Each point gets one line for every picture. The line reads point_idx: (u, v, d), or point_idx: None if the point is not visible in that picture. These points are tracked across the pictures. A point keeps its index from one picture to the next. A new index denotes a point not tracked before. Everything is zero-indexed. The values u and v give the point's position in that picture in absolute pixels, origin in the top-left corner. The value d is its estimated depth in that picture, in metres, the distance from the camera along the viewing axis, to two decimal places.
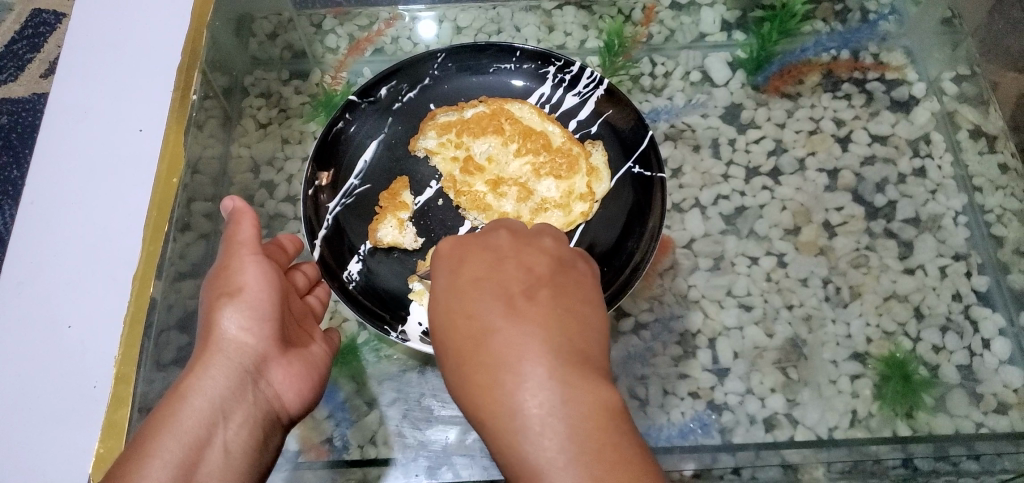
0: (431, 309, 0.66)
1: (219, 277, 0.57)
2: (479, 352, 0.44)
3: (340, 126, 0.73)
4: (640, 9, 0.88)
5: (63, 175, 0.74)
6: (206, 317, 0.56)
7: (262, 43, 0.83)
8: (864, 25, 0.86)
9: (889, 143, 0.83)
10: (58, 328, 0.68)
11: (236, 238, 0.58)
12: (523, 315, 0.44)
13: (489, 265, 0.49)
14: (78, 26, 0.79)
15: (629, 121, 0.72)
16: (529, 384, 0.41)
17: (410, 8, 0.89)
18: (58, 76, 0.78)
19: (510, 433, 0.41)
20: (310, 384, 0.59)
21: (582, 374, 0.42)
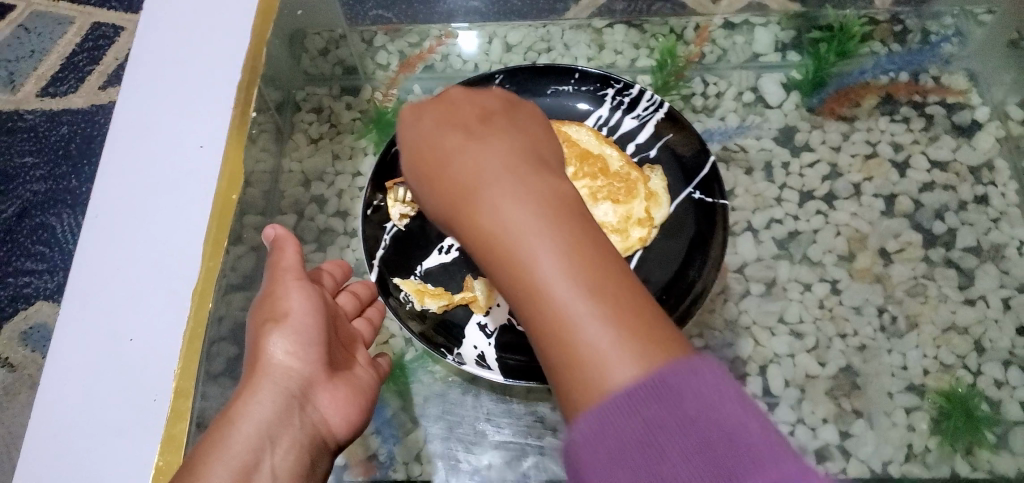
0: (487, 334, 0.67)
1: (264, 302, 0.58)
2: (499, 253, 0.42)
3: (399, 146, 0.73)
4: (692, 28, 0.87)
5: (127, 188, 0.76)
6: (254, 342, 0.57)
7: (314, 59, 0.84)
8: (925, 47, 0.84)
9: (949, 170, 0.81)
10: (119, 340, 0.69)
11: (279, 265, 0.59)
12: (466, 205, 0.45)
13: (450, 144, 0.48)
14: (144, 43, 0.82)
15: (691, 147, 0.71)
16: (513, 216, 0.42)
17: (459, 27, 0.89)
18: (123, 91, 0.80)
19: (516, 276, 0.41)
20: (359, 407, 0.59)
21: (513, 229, 0.42)
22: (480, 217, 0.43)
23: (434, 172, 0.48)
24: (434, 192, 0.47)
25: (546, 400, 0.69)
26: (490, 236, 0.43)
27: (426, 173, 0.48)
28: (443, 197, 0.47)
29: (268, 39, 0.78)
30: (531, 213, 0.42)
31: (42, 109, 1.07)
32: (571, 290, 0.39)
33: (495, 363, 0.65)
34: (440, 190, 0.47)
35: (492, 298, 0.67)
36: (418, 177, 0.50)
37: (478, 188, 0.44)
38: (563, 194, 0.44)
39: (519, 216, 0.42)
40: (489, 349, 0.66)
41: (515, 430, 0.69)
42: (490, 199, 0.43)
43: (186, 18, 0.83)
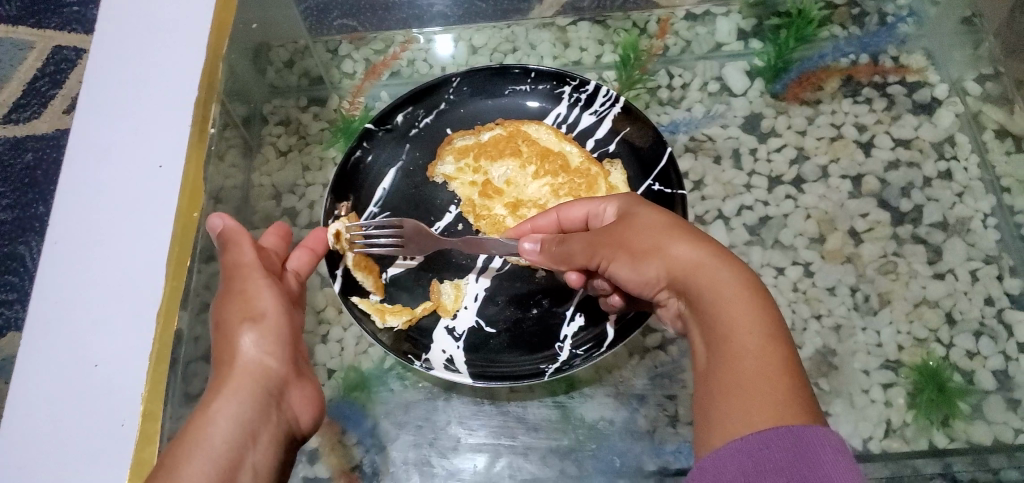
0: (455, 337, 0.67)
1: (230, 300, 0.57)
2: (709, 294, 0.47)
3: (357, 155, 0.72)
4: (654, 21, 0.88)
5: (86, 212, 0.75)
6: (223, 342, 0.56)
7: (279, 71, 0.83)
8: (883, 28, 0.85)
9: (913, 147, 0.82)
10: (85, 366, 0.69)
11: (239, 260, 0.58)
12: (677, 256, 0.50)
13: (637, 213, 0.55)
14: (97, 65, 0.81)
15: (647, 140, 0.72)
16: (707, 261, 0.49)
17: (428, 30, 0.90)
18: (77, 114, 0.79)
19: (710, 313, 0.47)
20: (319, 404, 0.61)
21: (706, 273, 0.48)
22: (693, 273, 0.49)
23: (620, 229, 0.55)
24: (621, 251, 0.54)
25: (523, 399, 0.70)
26: (693, 278, 0.49)
27: (608, 232, 0.55)
28: (624, 253, 0.53)
29: (222, 53, 0.75)
30: (722, 264, 0.49)
31: (6, 137, 1.06)
32: (753, 326, 0.44)
33: (464, 367, 0.65)
34: (620, 246, 0.54)
35: (458, 301, 0.68)
36: (589, 245, 0.56)
37: (705, 248, 0.50)
38: (720, 254, 0.50)
39: (718, 271, 0.48)
40: (458, 352, 0.66)
41: (489, 431, 0.69)
42: (685, 251, 0.50)
43: (144, 38, 0.82)
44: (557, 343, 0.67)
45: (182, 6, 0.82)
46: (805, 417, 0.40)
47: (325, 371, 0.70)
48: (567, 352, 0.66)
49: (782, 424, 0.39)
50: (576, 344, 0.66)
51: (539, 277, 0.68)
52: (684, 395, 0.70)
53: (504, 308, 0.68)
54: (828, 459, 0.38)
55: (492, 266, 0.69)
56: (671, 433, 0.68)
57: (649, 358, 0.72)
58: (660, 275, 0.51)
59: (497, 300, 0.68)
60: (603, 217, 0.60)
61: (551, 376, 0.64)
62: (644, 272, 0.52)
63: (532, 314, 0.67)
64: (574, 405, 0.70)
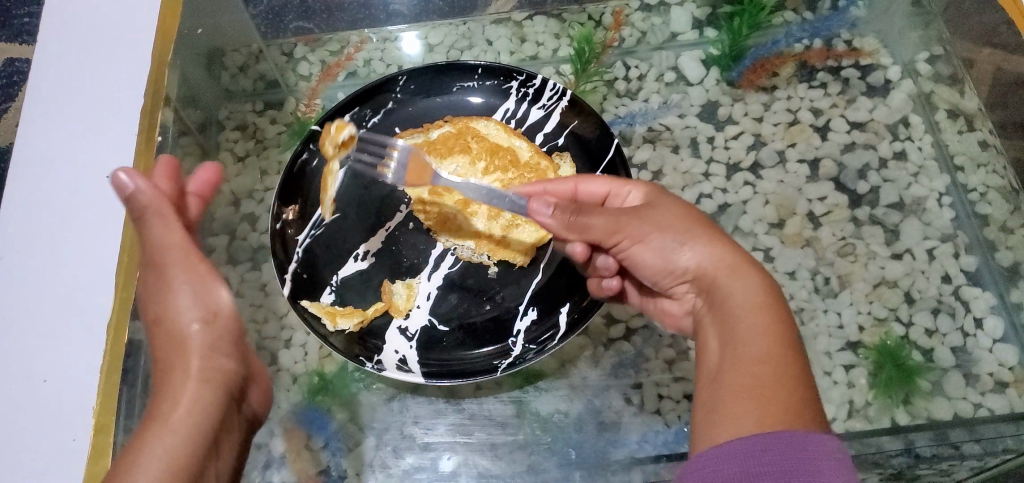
0: (408, 337, 0.67)
1: (170, 294, 0.53)
2: (733, 299, 0.53)
3: (304, 157, 0.71)
4: (609, 14, 0.89)
5: (30, 227, 0.74)
6: (166, 341, 0.53)
7: (234, 75, 0.83)
8: (834, 13, 0.86)
9: (868, 130, 0.83)
10: (33, 382, 0.68)
11: (161, 243, 0.53)
12: (702, 249, 0.56)
13: (664, 199, 0.60)
14: (38, 80, 0.80)
15: (593, 131, 0.72)
16: (733, 266, 0.54)
17: (397, 29, 0.89)
18: (20, 130, 0.78)
19: (734, 311, 0.52)
20: (255, 390, 0.60)
21: (737, 274, 0.54)
22: (721, 273, 0.54)
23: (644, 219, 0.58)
24: (641, 245, 0.58)
25: (479, 396, 0.71)
26: (728, 277, 0.54)
27: (630, 216, 0.58)
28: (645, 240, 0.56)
29: (169, 63, 0.78)
30: (744, 268, 0.54)
31: None
32: (767, 330, 0.50)
33: (416, 366, 0.65)
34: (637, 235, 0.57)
35: (411, 300, 0.68)
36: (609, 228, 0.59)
37: (730, 249, 0.56)
38: (749, 262, 0.55)
39: (732, 276, 0.54)
40: (411, 352, 0.66)
41: (448, 427, 0.70)
42: (703, 255, 0.56)
43: (90, 48, 0.82)
44: (510, 338, 0.67)
45: (127, 17, 0.83)
46: (811, 426, 0.44)
47: (288, 376, 0.70)
48: (520, 347, 0.66)
49: (791, 428, 0.43)
50: (529, 338, 0.67)
51: (492, 273, 0.69)
52: (648, 384, 0.71)
53: (456, 305, 0.68)
54: (827, 466, 0.42)
55: (444, 264, 0.69)
56: (635, 422, 0.69)
57: (614, 349, 0.73)
58: (686, 269, 0.56)
59: (450, 299, 0.68)
60: (626, 198, 0.63)
61: (505, 371, 0.64)
62: (668, 262, 0.57)
63: (485, 310, 0.68)
64: (530, 399, 0.71)
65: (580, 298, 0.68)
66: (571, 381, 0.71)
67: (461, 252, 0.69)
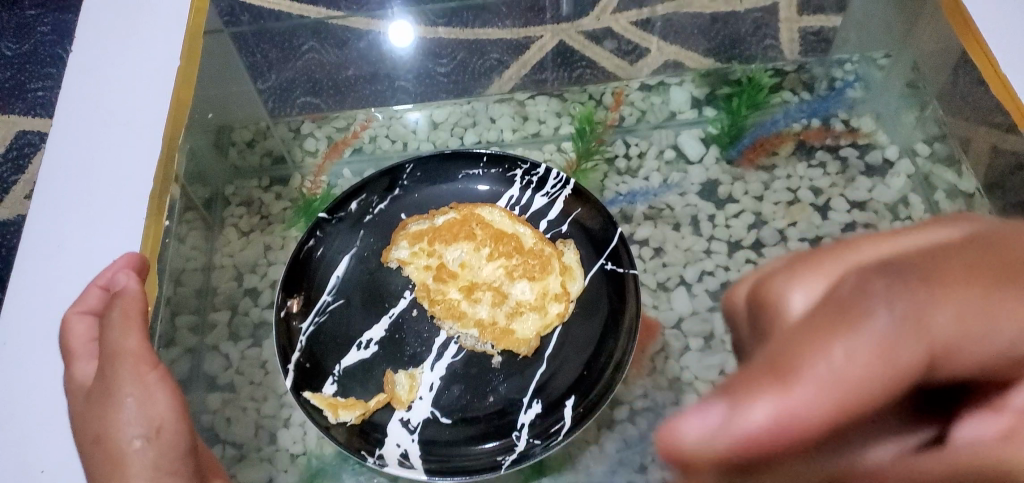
0: (410, 430, 0.65)
1: (118, 409, 0.60)
2: None
3: (311, 244, 0.73)
4: (609, 94, 0.91)
5: (39, 308, 0.71)
6: (109, 458, 0.59)
7: (242, 152, 0.85)
8: (832, 93, 0.88)
9: (868, 209, 0.81)
10: (29, 473, 0.64)
11: (129, 349, 0.62)
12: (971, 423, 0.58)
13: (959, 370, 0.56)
14: (53, 156, 0.78)
15: (598, 219, 0.73)
16: None
17: (401, 107, 0.91)
18: (32, 211, 0.76)
19: None
20: None
21: None
22: None
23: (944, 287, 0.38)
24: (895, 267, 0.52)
25: None
26: None
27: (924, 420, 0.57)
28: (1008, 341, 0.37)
29: (178, 145, 0.78)
30: None
31: None
32: None
33: (419, 462, 0.64)
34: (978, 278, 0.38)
35: (413, 392, 0.66)
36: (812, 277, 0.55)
37: None
38: None
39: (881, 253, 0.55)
40: (413, 446, 0.65)
41: None
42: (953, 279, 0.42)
43: (97, 126, 0.80)
44: (513, 433, 0.65)
45: (140, 93, 0.81)
46: None
47: (287, 456, 0.70)
48: (524, 442, 0.64)
49: None
50: (534, 432, 0.65)
51: (495, 364, 0.67)
52: None
53: (459, 396, 0.67)
54: None
55: (447, 353, 0.68)
56: None
57: None
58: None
59: (452, 391, 0.67)
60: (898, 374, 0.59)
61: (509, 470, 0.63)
62: None
63: (488, 403, 0.66)
64: None
65: (583, 392, 0.66)
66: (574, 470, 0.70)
67: (465, 341, 0.68)
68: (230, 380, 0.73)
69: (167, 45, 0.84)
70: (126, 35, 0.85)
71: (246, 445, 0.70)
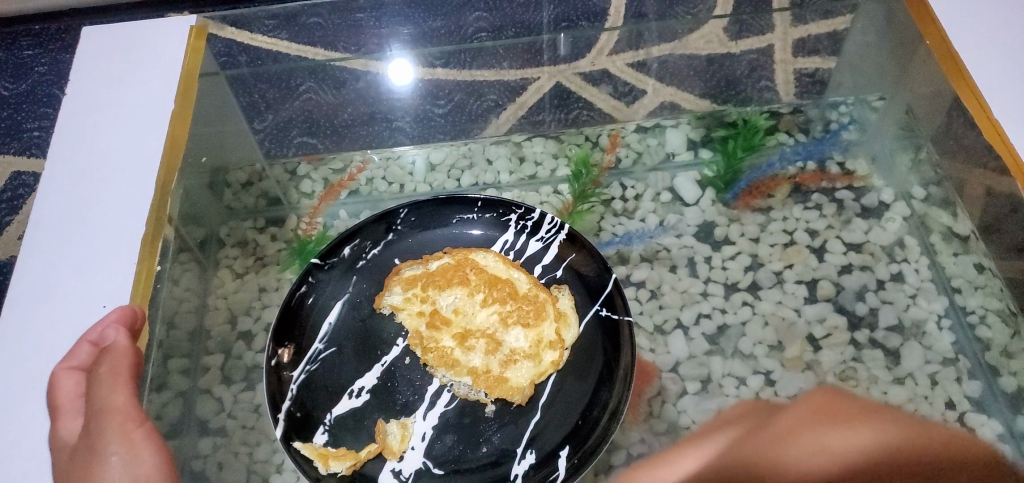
0: (402, 480, 0.64)
1: (102, 468, 0.59)
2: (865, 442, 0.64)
3: (303, 290, 0.72)
4: (605, 135, 0.91)
5: (29, 356, 0.70)
6: None
7: (237, 193, 0.85)
8: (828, 135, 0.89)
9: (864, 251, 0.83)
10: None
11: (114, 406, 0.62)
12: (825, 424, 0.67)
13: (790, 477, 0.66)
14: (46, 201, 0.78)
15: (593, 267, 0.73)
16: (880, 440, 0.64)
17: (400, 148, 0.91)
18: (24, 256, 0.75)
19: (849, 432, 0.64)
20: None
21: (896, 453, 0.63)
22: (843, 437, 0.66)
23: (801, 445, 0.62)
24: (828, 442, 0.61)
25: None
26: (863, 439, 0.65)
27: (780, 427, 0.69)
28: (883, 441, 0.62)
29: (172, 189, 0.77)
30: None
31: None
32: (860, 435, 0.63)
33: None
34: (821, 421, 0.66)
35: (405, 441, 0.65)
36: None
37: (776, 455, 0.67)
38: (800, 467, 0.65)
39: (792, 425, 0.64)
40: None
41: None
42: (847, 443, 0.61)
43: (93, 170, 0.79)
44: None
45: (134, 136, 0.81)
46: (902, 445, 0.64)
47: None
48: None
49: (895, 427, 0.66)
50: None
51: (489, 412, 0.67)
52: None
53: (453, 445, 0.66)
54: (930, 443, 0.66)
55: (441, 401, 0.67)
56: None
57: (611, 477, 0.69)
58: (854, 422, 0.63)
59: (446, 441, 0.66)
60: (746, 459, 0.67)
61: None
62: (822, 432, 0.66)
63: (482, 453, 0.65)
64: None
65: (578, 443, 0.65)
66: None
67: (460, 388, 0.68)
68: (222, 424, 0.72)
69: (164, 88, 0.84)
70: (119, 77, 0.85)
71: None
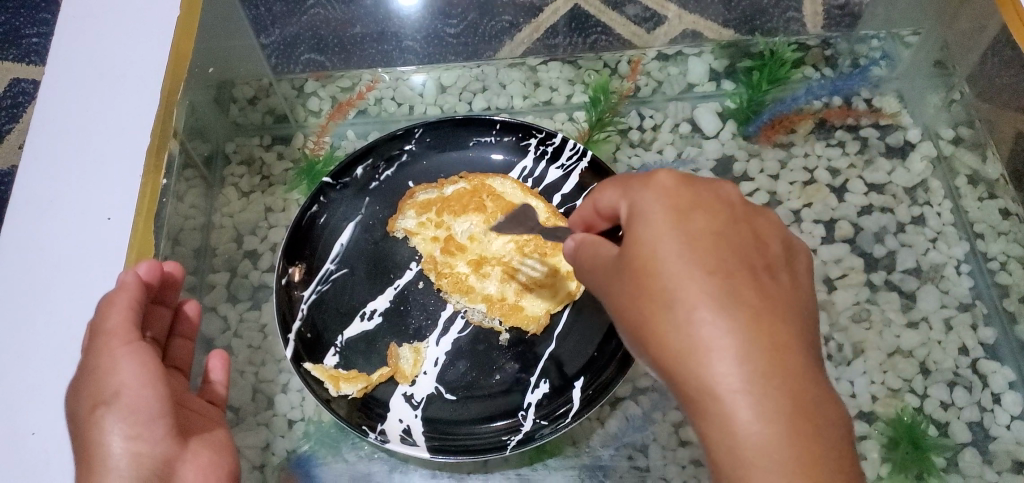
0: (413, 405, 0.65)
1: (91, 383, 0.53)
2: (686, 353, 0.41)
3: (314, 211, 0.70)
4: (626, 62, 0.87)
5: (29, 268, 0.68)
6: (84, 435, 0.53)
7: (243, 108, 0.81)
8: (856, 71, 0.84)
9: (886, 192, 0.81)
10: (20, 434, 0.63)
11: (106, 327, 0.55)
12: (751, 295, 0.42)
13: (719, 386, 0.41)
14: (43, 108, 0.74)
15: None
16: (740, 326, 0.41)
17: (407, 68, 0.88)
18: (22, 165, 0.72)
19: (683, 320, 0.42)
20: (225, 471, 0.56)
21: (773, 321, 0.41)
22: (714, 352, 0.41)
23: (708, 231, 0.44)
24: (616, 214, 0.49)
25: (484, 471, 0.68)
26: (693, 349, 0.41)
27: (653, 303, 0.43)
28: (745, 435, 0.39)
29: (177, 100, 0.73)
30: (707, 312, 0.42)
31: None
32: (737, 363, 0.40)
33: (422, 439, 0.63)
34: (756, 237, 0.46)
35: (417, 366, 0.65)
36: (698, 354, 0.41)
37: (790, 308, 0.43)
38: (788, 328, 0.42)
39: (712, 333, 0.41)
40: (415, 422, 0.64)
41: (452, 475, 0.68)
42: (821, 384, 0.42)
43: (91, 77, 0.76)
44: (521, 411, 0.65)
45: (133, 42, 0.77)
46: (762, 326, 0.41)
47: (285, 421, 0.70)
48: (530, 423, 0.64)
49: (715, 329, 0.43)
50: (540, 413, 0.65)
51: (503, 341, 0.66)
52: (655, 448, 0.69)
53: (464, 373, 0.66)
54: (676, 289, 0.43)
55: (453, 328, 0.67)
56: None
57: (620, 409, 0.70)
58: (664, 248, 0.43)
59: (458, 367, 0.66)
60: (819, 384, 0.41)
61: (514, 450, 0.63)
62: (747, 372, 0.40)
63: (495, 381, 0.65)
64: (539, 477, 0.68)
65: (593, 374, 0.65)
66: (574, 444, 0.69)
67: (473, 316, 0.67)
68: (228, 343, 0.72)
69: None
70: None
71: (243, 408, 0.68)
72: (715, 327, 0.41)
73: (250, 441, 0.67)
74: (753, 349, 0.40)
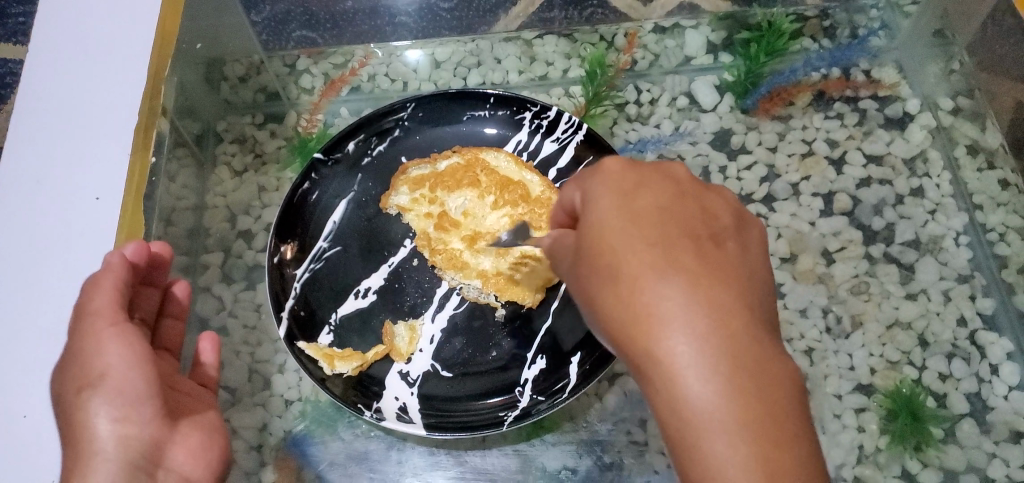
0: (409, 382, 0.64)
1: (78, 365, 0.53)
2: (639, 325, 0.39)
3: (306, 187, 0.70)
4: (621, 35, 0.86)
5: (17, 249, 0.66)
6: (72, 417, 0.52)
7: (234, 86, 0.80)
8: (854, 41, 0.84)
9: (884, 164, 0.80)
10: (13, 417, 0.62)
11: (92, 308, 0.54)
12: (692, 261, 0.40)
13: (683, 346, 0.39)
14: (26, 85, 0.72)
15: None
16: (691, 289, 0.39)
17: (401, 44, 0.87)
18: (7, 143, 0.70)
19: (638, 289, 0.40)
20: (214, 452, 0.57)
21: (723, 290, 0.39)
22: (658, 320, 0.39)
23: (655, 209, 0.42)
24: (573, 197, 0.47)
25: (482, 448, 0.68)
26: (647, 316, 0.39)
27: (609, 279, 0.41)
28: (706, 412, 0.37)
29: (165, 77, 0.72)
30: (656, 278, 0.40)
31: None
32: (693, 336, 0.38)
33: (418, 417, 0.63)
34: (704, 214, 0.43)
35: (413, 344, 0.65)
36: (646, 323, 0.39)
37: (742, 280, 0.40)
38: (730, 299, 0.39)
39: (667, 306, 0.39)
40: (411, 400, 0.64)
41: (448, 453, 0.68)
42: (781, 352, 0.40)
43: (74, 53, 0.73)
44: (517, 387, 0.65)
45: (115, 15, 0.74)
46: (716, 289, 0.39)
47: (281, 401, 0.69)
48: (527, 398, 0.64)
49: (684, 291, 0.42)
50: (537, 388, 0.65)
51: (499, 316, 0.66)
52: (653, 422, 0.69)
53: (460, 350, 0.66)
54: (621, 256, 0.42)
55: (449, 304, 0.67)
56: (638, 465, 0.68)
57: (619, 384, 0.70)
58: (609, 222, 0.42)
59: (453, 344, 0.66)
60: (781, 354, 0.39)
61: (511, 425, 0.62)
62: (702, 348, 0.37)
63: (491, 357, 0.65)
64: (537, 452, 0.68)
65: (591, 349, 0.64)
66: (572, 420, 0.69)
67: (468, 291, 0.66)
68: (223, 323, 0.71)
69: None
70: None
71: (240, 389, 0.69)
72: (667, 294, 0.39)
73: (246, 421, 0.67)
74: (708, 325, 0.38)
